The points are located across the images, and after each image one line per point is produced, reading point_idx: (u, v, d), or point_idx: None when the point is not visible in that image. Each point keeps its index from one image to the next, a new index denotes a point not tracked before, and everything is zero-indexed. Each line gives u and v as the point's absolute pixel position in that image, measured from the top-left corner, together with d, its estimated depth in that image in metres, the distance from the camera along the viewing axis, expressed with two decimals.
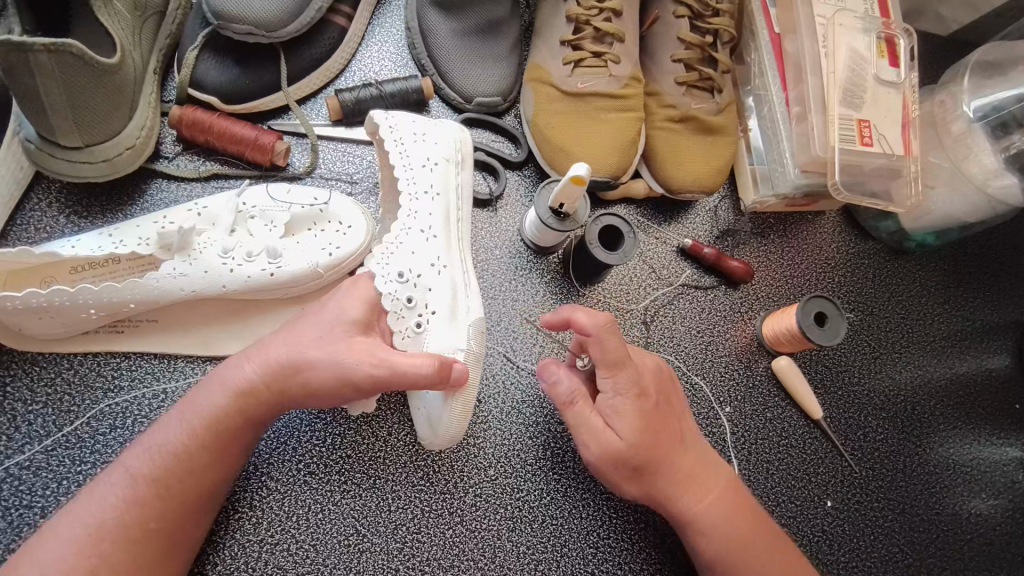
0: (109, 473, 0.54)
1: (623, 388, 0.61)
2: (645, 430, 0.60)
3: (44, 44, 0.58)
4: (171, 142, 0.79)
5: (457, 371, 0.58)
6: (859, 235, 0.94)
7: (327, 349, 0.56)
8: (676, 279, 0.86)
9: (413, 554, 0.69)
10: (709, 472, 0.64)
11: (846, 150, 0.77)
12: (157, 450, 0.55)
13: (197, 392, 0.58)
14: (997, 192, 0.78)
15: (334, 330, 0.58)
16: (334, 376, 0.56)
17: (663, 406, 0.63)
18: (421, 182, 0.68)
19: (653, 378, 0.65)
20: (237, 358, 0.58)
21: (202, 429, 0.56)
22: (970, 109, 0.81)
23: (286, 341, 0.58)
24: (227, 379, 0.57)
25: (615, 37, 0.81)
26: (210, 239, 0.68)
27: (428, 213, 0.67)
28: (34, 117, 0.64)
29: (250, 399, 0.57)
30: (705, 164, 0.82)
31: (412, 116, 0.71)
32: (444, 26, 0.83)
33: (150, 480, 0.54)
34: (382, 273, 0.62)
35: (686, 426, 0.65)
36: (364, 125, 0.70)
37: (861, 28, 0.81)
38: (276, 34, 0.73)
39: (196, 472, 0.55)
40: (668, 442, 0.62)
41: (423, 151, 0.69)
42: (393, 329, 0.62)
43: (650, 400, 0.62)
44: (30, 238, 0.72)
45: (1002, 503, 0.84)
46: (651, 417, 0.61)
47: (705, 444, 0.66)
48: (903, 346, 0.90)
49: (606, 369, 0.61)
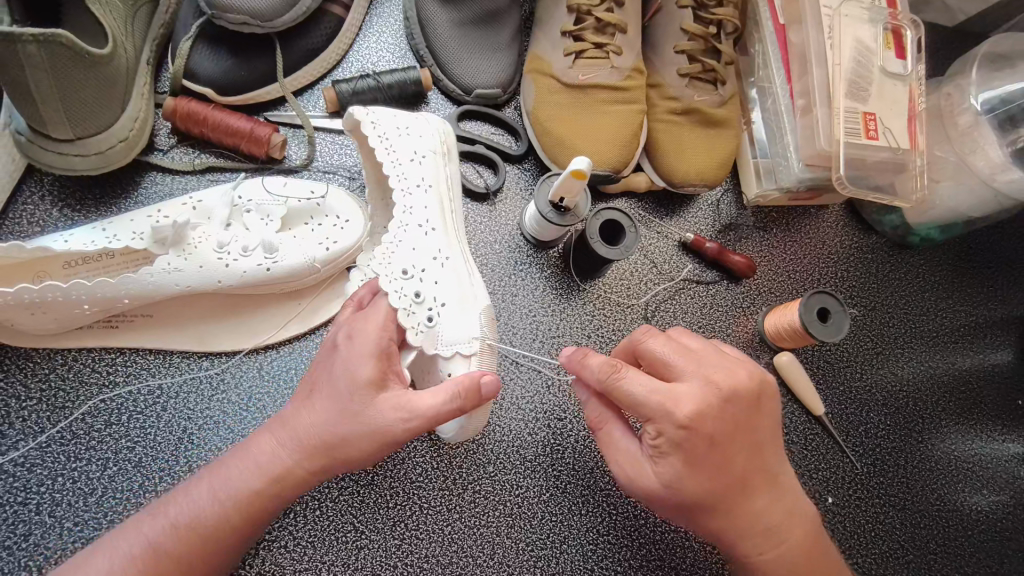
0: (128, 536, 0.51)
1: (668, 423, 0.52)
2: (691, 477, 0.52)
3: (32, 34, 0.57)
4: (166, 135, 0.77)
5: (486, 385, 0.54)
6: (863, 229, 0.92)
7: (366, 419, 0.52)
8: (678, 274, 0.85)
9: (411, 551, 0.69)
10: (776, 513, 0.56)
11: (851, 144, 0.75)
12: (185, 524, 0.51)
13: (228, 464, 0.54)
14: (1004, 186, 0.76)
15: (354, 395, 0.52)
16: (378, 444, 0.52)
17: (727, 445, 0.52)
18: (411, 176, 0.67)
19: (720, 413, 0.52)
20: (270, 439, 0.54)
21: (231, 516, 0.52)
22: (977, 102, 0.79)
23: (317, 412, 0.53)
24: (261, 460, 0.53)
25: (617, 27, 0.79)
26: (205, 233, 0.67)
27: (422, 207, 0.66)
28: (25, 110, 0.63)
29: (285, 487, 0.53)
30: (707, 156, 0.81)
31: (391, 112, 0.69)
32: (443, 16, 0.81)
33: (171, 560, 0.50)
34: (385, 273, 0.60)
35: (759, 461, 0.55)
36: (344, 122, 0.68)
37: (868, 19, 0.79)
38: (271, 23, 0.72)
39: (219, 553, 0.52)
40: (727, 486, 0.53)
41: (410, 144, 0.68)
42: (404, 326, 0.59)
43: (706, 438, 0.52)
44: (23, 232, 0.71)
45: (1002, 500, 0.84)
46: (708, 459, 0.52)
47: (779, 475, 0.56)
48: (906, 342, 0.89)
49: (656, 398, 0.52)
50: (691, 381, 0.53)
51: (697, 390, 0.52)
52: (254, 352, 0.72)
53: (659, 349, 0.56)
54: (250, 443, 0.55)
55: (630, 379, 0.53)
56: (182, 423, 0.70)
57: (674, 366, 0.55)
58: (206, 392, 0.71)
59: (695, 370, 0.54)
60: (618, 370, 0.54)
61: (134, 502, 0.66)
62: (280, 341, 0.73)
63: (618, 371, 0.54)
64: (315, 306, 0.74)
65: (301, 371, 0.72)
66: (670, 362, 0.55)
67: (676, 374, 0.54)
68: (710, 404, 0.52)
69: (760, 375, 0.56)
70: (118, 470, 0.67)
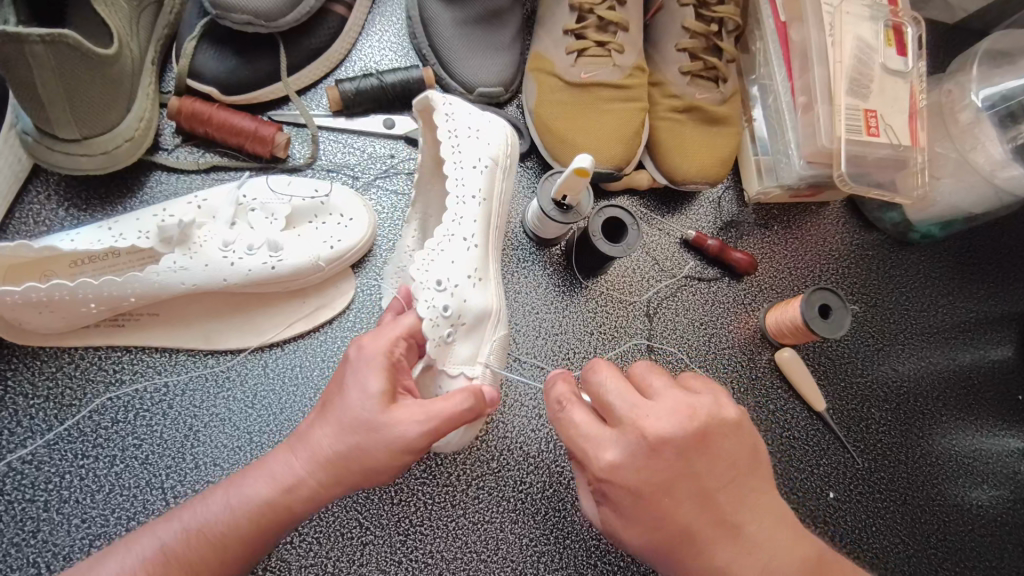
0: (143, 538, 0.51)
1: (591, 471, 0.50)
2: (629, 525, 0.50)
3: (40, 35, 0.57)
4: (170, 134, 0.78)
5: (488, 394, 0.57)
6: (863, 225, 0.93)
7: (382, 430, 0.50)
8: (679, 271, 0.86)
9: (416, 547, 0.70)
10: (747, 569, 0.50)
11: (852, 141, 0.76)
12: (199, 532, 0.51)
13: (242, 476, 0.53)
14: (1005, 183, 0.77)
15: (366, 409, 0.51)
16: (394, 454, 0.51)
17: (658, 497, 0.49)
18: (469, 184, 0.66)
19: (647, 466, 0.49)
20: (286, 451, 0.53)
21: (244, 524, 0.51)
22: (978, 98, 0.79)
23: (330, 428, 0.51)
24: (276, 471, 0.52)
25: (620, 26, 0.79)
26: (210, 232, 0.67)
27: (472, 220, 0.65)
28: (32, 110, 0.63)
29: (298, 501, 0.52)
30: (709, 156, 0.81)
31: (470, 108, 0.70)
32: (445, 15, 0.81)
33: (182, 564, 0.50)
34: (420, 280, 0.61)
35: (711, 512, 0.50)
36: (416, 101, 0.68)
37: (869, 16, 0.79)
38: (275, 23, 0.72)
39: (233, 559, 0.51)
40: (670, 543, 0.50)
41: (475, 150, 0.67)
42: (428, 338, 0.59)
43: (631, 492, 0.49)
44: (29, 232, 0.72)
45: (1002, 494, 0.84)
46: (641, 512, 0.49)
47: (744, 526, 0.51)
48: (907, 338, 0.89)
49: (583, 444, 0.50)
50: (622, 430, 0.49)
51: (624, 440, 0.49)
52: (259, 349, 0.73)
53: (603, 385, 0.51)
54: (266, 455, 0.55)
55: (569, 416, 0.52)
56: (188, 420, 0.70)
57: (611, 406, 0.51)
58: (211, 390, 0.71)
59: (629, 415, 0.50)
60: (563, 406, 0.52)
61: (142, 499, 0.67)
62: (285, 339, 0.73)
63: (562, 406, 0.52)
64: (319, 305, 0.74)
65: (306, 368, 0.73)
66: (610, 405, 0.51)
67: (613, 414, 0.51)
68: (632, 450, 0.49)
69: (707, 413, 0.50)
70: (125, 467, 0.68)
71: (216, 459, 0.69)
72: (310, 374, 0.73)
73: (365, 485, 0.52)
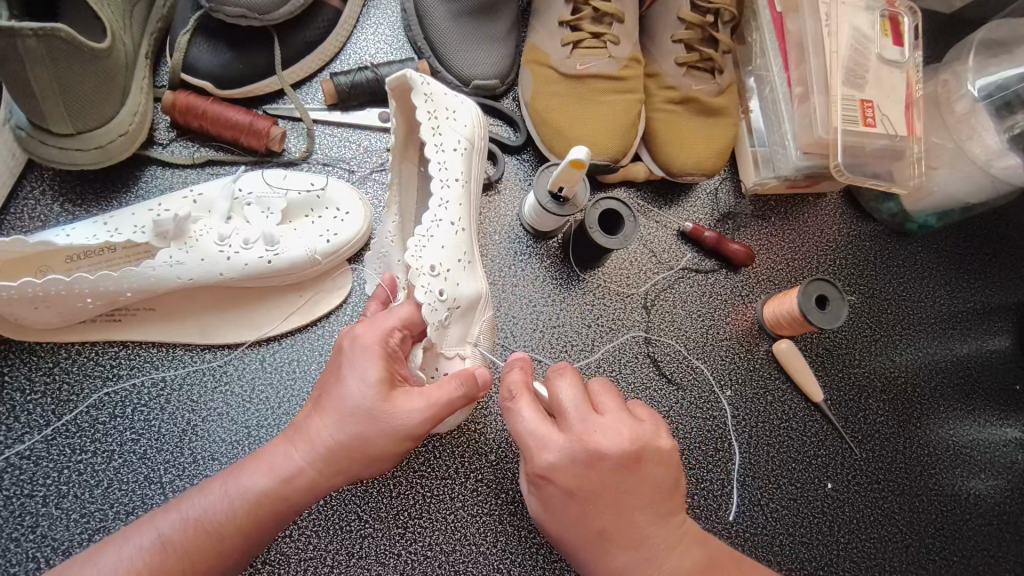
0: (140, 530, 0.51)
1: (531, 466, 0.51)
2: (551, 515, 0.53)
3: (32, 29, 0.57)
4: (165, 129, 0.78)
5: (480, 375, 0.55)
6: (861, 217, 0.93)
7: (383, 419, 0.51)
8: (676, 263, 0.86)
9: (415, 540, 0.70)
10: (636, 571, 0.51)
11: (850, 131, 0.76)
12: (199, 522, 0.51)
13: (243, 467, 0.53)
14: (1001, 173, 0.77)
15: (370, 399, 0.51)
16: (397, 440, 0.51)
17: (592, 502, 0.50)
18: (451, 168, 0.65)
19: (583, 474, 0.50)
20: (284, 443, 0.53)
21: (243, 514, 0.51)
22: (974, 88, 0.79)
23: (331, 418, 0.51)
24: (275, 462, 0.52)
25: (615, 17, 0.79)
26: (206, 227, 0.67)
27: (457, 204, 0.65)
28: (25, 104, 0.63)
29: (298, 493, 0.52)
30: (704, 147, 0.81)
31: (445, 90, 0.68)
32: (440, 7, 0.81)
33: (182, 554, 0.49)
34: (416, 265, 0.60)
35: (623, 525, 0.51)
36: (387, 82, 0.64)
37: (865, 6, 0.79)
38: (268, 17, 0.71)
39: (232, 549, 0.51)
40: (585, 539, 0.51)
41: (454, 132, 0.67)
42: (426, 322, 0.58)
43: (566, 496, 0.51)
44: (24, 227, 0.72)
45: (999, 484, 0.85)
46: (565, 510, 0.51)
47: (648, 538, 0.51)
48: (904, 329, 0.89)
49: (529, 439, 0.51)
50: (565, 436, 0.50)
51: (567, 446, 0.50)
52: (257, 343, 0.73)
53: (561, 392, 0.52)
54: (265, 446, 0.55)
55: (518, 410, 0.52)
56: (186, 415, 0.70)
57: (565, 414, 0.52)
58: (209, 384, 0.71)
59: (576, 427, 0.51)
60: (513, 400, 0.53)
61: (141, 493, 0.67)
62: (282, 333, 0.73)
63: (512, 400, 0.53)
64: (315, 299, 0.74)
65: (304, 362, 0.73)
66: (564, 412, 0.52)
67: (565, 421, 0.51)
68: (571, 456, 0.50)
69: (649, 438, 0.52)
70: (123, 462, 0.68)
71: (214, 454, 0.69)
72: (308, 368, 0.73)
73: (364, 472, 0.53)
